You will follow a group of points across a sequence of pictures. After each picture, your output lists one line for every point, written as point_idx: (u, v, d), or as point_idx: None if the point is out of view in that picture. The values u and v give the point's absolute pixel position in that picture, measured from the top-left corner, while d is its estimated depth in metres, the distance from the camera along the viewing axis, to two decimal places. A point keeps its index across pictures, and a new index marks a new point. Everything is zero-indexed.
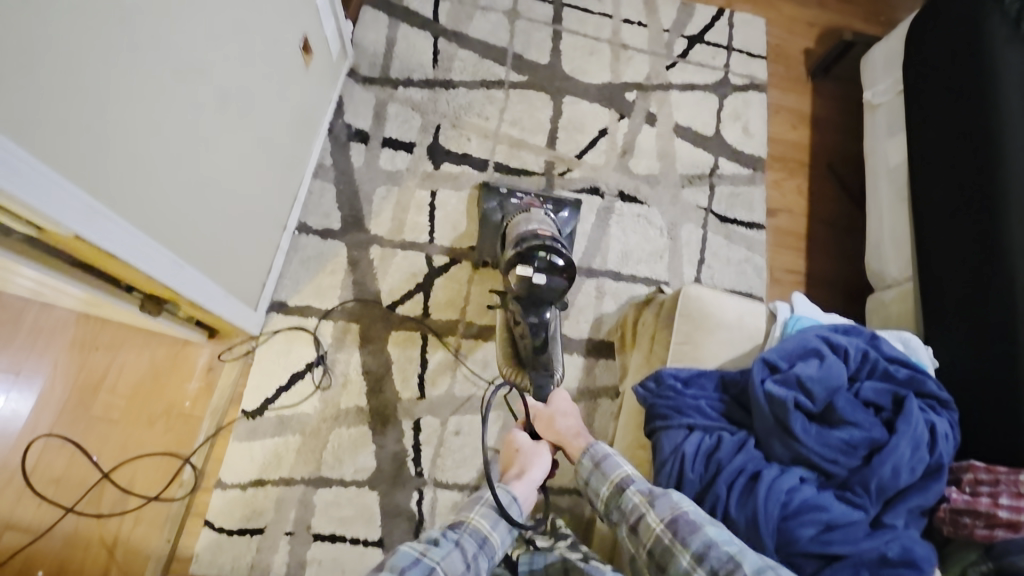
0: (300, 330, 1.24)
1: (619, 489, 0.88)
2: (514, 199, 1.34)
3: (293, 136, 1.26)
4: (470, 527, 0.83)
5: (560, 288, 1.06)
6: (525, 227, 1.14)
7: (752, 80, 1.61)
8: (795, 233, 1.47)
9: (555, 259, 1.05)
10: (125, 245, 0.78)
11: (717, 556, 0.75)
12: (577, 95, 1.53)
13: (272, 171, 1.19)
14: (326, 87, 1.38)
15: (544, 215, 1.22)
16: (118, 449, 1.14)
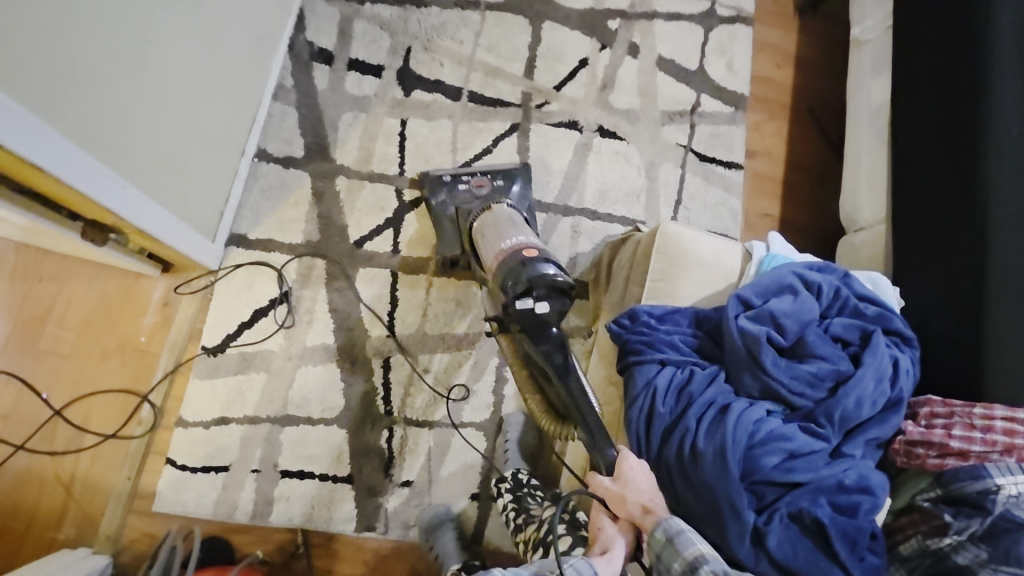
0: (262, 265, 1.18)
1: (692, 570, 0.76)
2: (462, 184, 1.22)
3: (250, 51, 1.15)
4: None
5: (564, 309, 0.96)
6: (509, 246, 1.02)
7: (739, 13, 1.54)
8: (771, 177, 1.47)
9: (554, 279, 0.94)
10: (46, 152, 0.71)
11: None
12: (558, 20, 1.44)
13: (227, 88, 1.10)
14: (285, 2, 1.26)
15: (510, 213, 1.15)
16: (69, 385, 1.08)
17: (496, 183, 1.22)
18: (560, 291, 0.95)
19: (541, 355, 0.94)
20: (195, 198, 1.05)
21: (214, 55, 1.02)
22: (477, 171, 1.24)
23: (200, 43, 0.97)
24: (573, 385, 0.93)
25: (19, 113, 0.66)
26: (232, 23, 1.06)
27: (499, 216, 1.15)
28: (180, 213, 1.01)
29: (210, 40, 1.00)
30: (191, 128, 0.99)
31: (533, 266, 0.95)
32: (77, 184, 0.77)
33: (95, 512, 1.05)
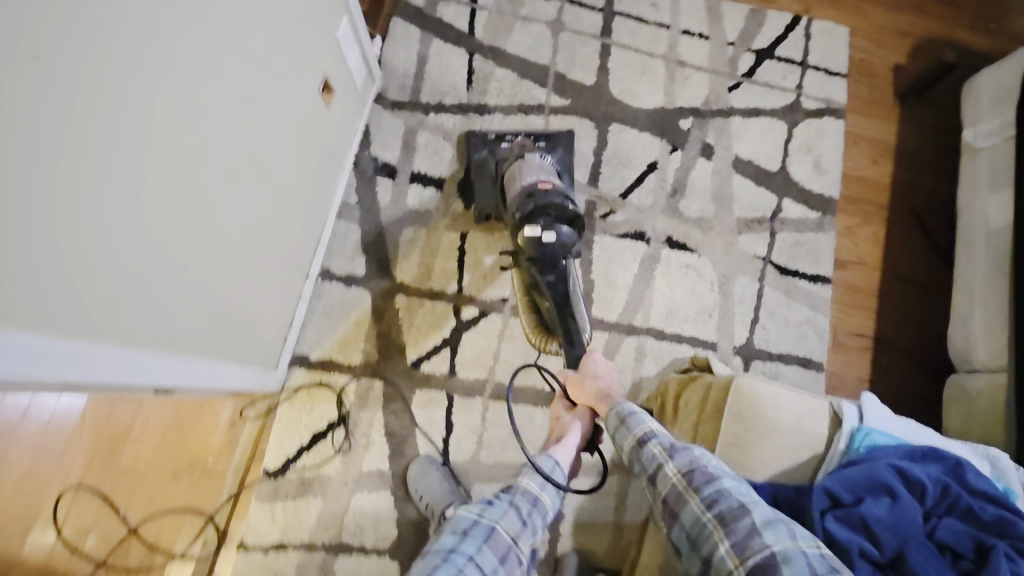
0: (322, 388, 1.20)
1: (641, 443, 0.89)
2: (504, 142, 1.32)
3: (311, 178, 1.13)
4: (521, 489, 0.95)
5: (570, 242, 1.07)
6: (528, 178, 1.14)
7: (828, 104, 1.41)
8: (864, 289, 1.33)
9: (561, 210, 1.07)
10: (120, 369, 0.72)
11: (728, 504, 0.77)
12: (626, 122, 1.38)
13: (288, 214, 1.08)
14: (349, 123, 1.24)
15: (541, 159, 1.20)
16: (144, 503, 1.13)
17: (537, 145, 1.30)
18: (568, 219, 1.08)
19: (541, 279, 1.09)
20: (254, 330, 1.04)
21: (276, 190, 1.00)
22: (520, 134, 1.33)
23: (262, 189, 0.94)
24: (564, 307, 1.09)
25: (97, 351, 0.67)
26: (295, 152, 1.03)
27: (532, 163, 1.19)
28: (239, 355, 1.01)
29: (272, 180, 0.97)
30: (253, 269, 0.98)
31: (545, 196, 1.08)
32: (149, 382, 0.78)
33: None
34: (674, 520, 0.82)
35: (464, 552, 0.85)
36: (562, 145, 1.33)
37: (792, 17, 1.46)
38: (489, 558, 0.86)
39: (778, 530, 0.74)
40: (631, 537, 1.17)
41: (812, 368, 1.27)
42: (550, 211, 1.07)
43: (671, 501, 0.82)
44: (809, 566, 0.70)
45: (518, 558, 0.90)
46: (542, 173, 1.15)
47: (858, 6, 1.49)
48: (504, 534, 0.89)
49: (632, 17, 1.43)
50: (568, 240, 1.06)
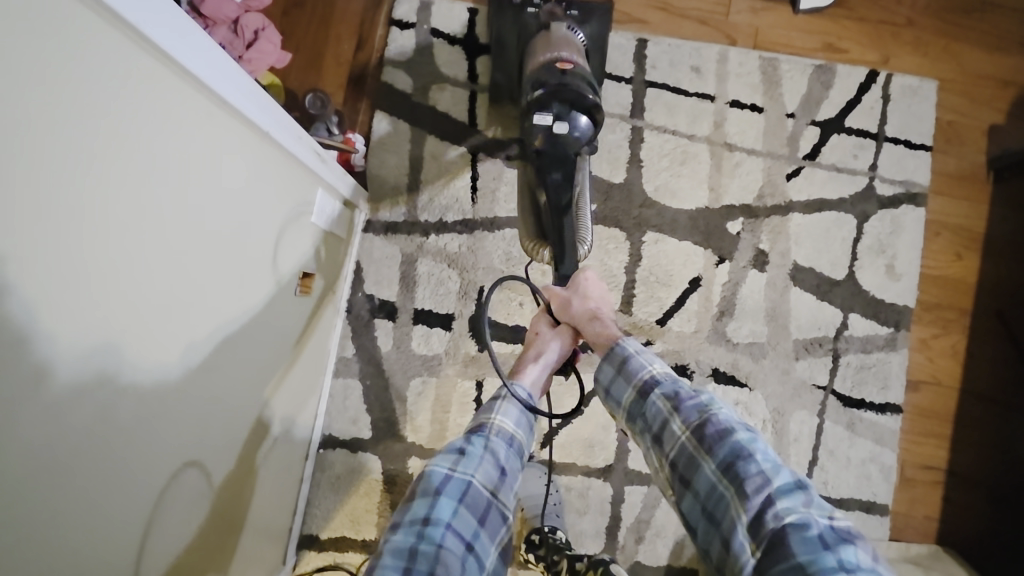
0: (337, 570, 1.10)
1: (644, 394, 0.77)
2: (530, 8, 1.00)
3: (284, 349, 0.90)
4: (495, 428, 0.79)
5: (584, 138, 0.91)
6: (549, 53, 0.91)
7: (906, 189, 1.17)
8: (938, 415, 1.16)
9: (581, 98, 0.88)
10: None
11: (746, 467, 0.65)
12: (662, 228, 1.16)
13: (254, 437, 0.85)
14: (326, 255, 1.02)
15: (567, 29, 0.96)
16: None
17: (569, 14, 1.02)
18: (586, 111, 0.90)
19: (546, 175, 0.91)
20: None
21: (215, 440, 0.72)
22: None
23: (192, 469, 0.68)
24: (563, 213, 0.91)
25: None
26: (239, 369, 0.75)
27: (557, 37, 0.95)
28: None
29: (215, 447, 0.73)
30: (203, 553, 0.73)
31: (570, 78, 0.87)
32: None
33: None
34: (685, 486, 0.70)
35: (439, 520, 0.68)
36: (597, 19, 1.04)
37: (867, 73, 1.18)
38: (468, 522, 0.70)
39: (795, 499, 0.63)
40: None
41: (876, 513, 1.14)
42: (566, 96, 0.88)
43: (680, 462, 0.71)
44: (829, 544, 0.59)
45: (502, 512, 0.74)
46: (567, 50, 0.91)
47: (949, 48, 1.20)
48: (483, 489, 0.73)
49: (669, 90, 1.17)
50: (582, 136, 0.90)
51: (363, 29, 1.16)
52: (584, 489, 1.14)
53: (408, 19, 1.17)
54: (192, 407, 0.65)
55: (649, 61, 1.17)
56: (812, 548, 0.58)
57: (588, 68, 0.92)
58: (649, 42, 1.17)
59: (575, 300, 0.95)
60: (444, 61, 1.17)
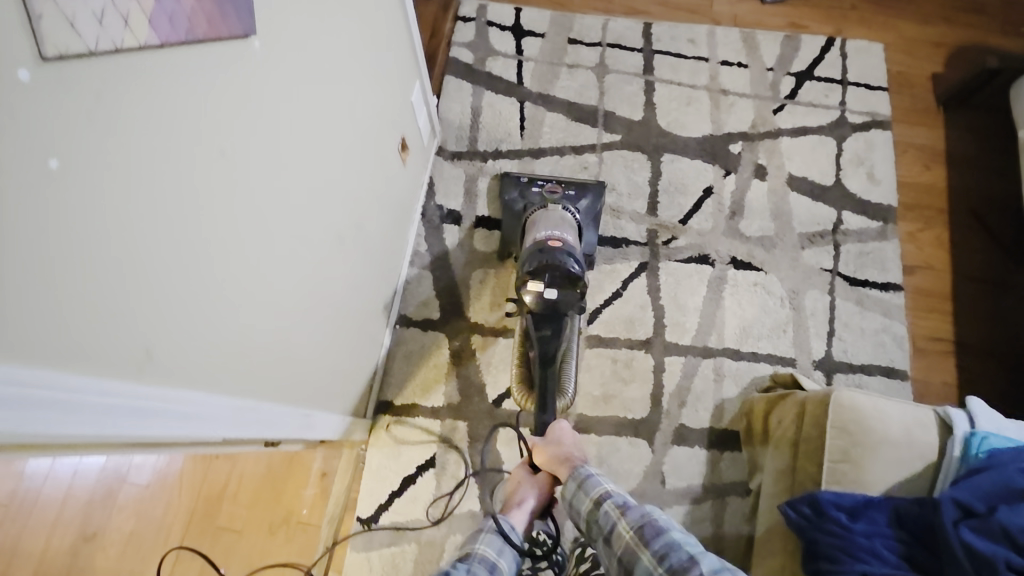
0: (408, 431, 1.22)
1: (598, 504, 0.91)
2: (536, 187, 1.27)
3: (374, 309, 1.15)
4: (479, 556, 0.86)
5: (575, 302, 1.01)
6: (541, 232, 1.11)
7: (873, 117, 1.45)
8: (937, 293, 1.31)
9: (568, 270, 1.00)
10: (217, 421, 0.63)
11: (677, 557, 0.79)
12: (676, 151, 1.43)
13: (365, 247, 1.03)
14: (403, 206, 1.27)
15: (563, 214, 1.18)
16: (246, 558, 1.15)
17: (568, 194, 1.27)
18: (571, 281, 1.01)
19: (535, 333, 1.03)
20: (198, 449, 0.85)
21: (338, 243, 0.89)
22: (552, 179, 1.30)
23: (301, 359, 0.82)
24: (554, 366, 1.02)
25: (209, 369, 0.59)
26: (343, 308, 0.96)
27: (554, 216, 1.18)
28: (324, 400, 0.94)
29: (348, 215, 0.92)
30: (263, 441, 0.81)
31: (553, 253, 1.02)
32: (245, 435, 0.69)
33: None
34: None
35: None
36: (593, 192, 1.27)
37: (826, 39, 1.52)
38: None
39: None
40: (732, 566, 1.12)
41: (896, 378, 1.24)
42: (556, 269, 1.01)
43: (625, 557, 0.84)
44: None
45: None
46: (559, 230, 1.11)
47: (888, 22, 1.55)
48: None
49: (671, 54, 1.50)
50: (572, 301, 0.99)
51: (435, 23, 1.53)
52: (628, 359, 1.27)
53: (469, 15, 1.56)
54: (327, 285, 0.87)
55: (654, 36, 1.52)
56: None
57: (574, 247, 1.07)
58: (653, 24, 1.54)
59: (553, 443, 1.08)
60: (496, 42, 1.53)
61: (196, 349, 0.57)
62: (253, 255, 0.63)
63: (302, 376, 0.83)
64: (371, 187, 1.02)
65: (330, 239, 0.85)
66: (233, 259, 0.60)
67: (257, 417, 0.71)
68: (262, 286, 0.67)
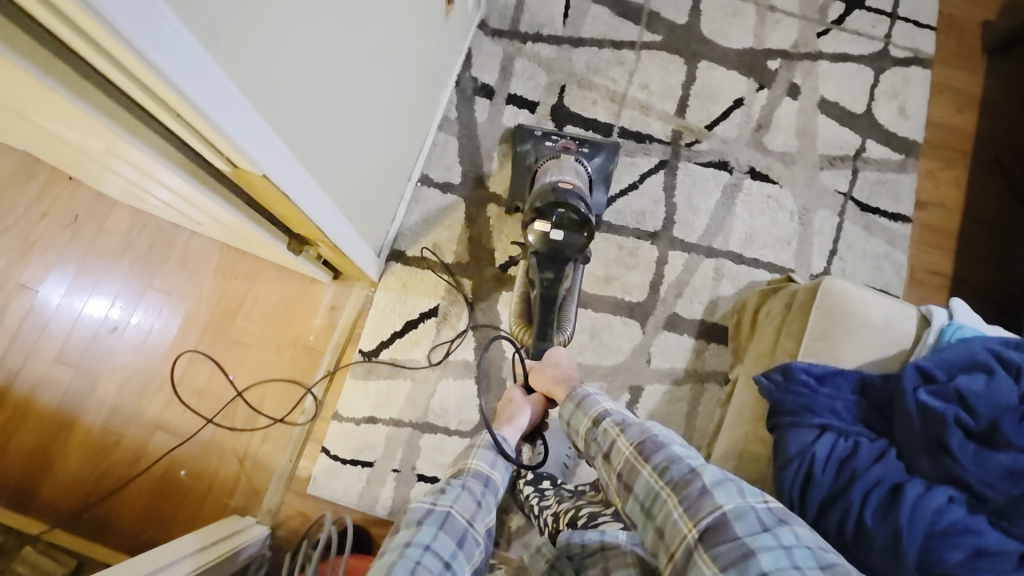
0: (417, 281, 1.27)
1: (596, 421, 0.88)
2: (550, 142, 1.31)
3: (399, 155, 1.21)
4: (470, 470, 0.90)
5: (580, 245, 1.05)
6: (548, 178, 1.14)
7: (915, 54, 1.44)
8: (944, 230, 1.34)
9: (575, 213, 1.04)
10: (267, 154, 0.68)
11: (679, 469, 0.73)
12: (714, 60, 1.44)
13: (399, 79, 1.07)
14: (439, 65, 1.29)
15: (575, 164, 1.21)
16: (251, 370, 1.23)
17: (581, 149, 1.30)
18: (579, 224, 1.05)
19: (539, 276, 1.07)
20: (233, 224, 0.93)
21: (383, 54, 0.93)
22: (568, 136, 1.33)
23: (337, 151, 0.87)
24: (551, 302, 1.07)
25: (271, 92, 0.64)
26: (375, 134, 1.03)
27: (566, 166, 1.20)
28: (347, 209, 1.00)
29: (394, 30, 0.95)
30: (296, 224, 0.89)
31: (561, 194, 1.06)
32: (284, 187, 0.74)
33: (261, 486, 1.18)
34: (628, 491, 0.78)
35: (421, 543, 0.77)
36: (605, 153, 1.31)
37: None
38: (447, 545, 0.79)
39: (727, 489, 0.70)
40: (701, 443, 1.20)
41: None
42: (563, 211, 1.05)
43: (624, 473, 0.79)
44: (762, 527, 0.66)
45: (477, 540, 0.83)
46: (570, 175, 1.14)
47: None
48: (460, 518, 0.82)
49: None
50: (575, 244, 1.03)
51: None
52: (634, 249, 1.31)
53: None
54: (367, 91, 0.91)
55: None
56: (750, 532, 0.65)
57: (583, 193, 1.11)
58: None
59: (548, 367, 1.09)
60: None
61: (262, 71, 0.61)
62: (321, 11, 0.68)
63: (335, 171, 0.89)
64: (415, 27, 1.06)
65: (378, 52, 0.90)
66: (309, 11, 0.65)
67: (304, 186, 0.79)
68: (321, 46, 0.71)
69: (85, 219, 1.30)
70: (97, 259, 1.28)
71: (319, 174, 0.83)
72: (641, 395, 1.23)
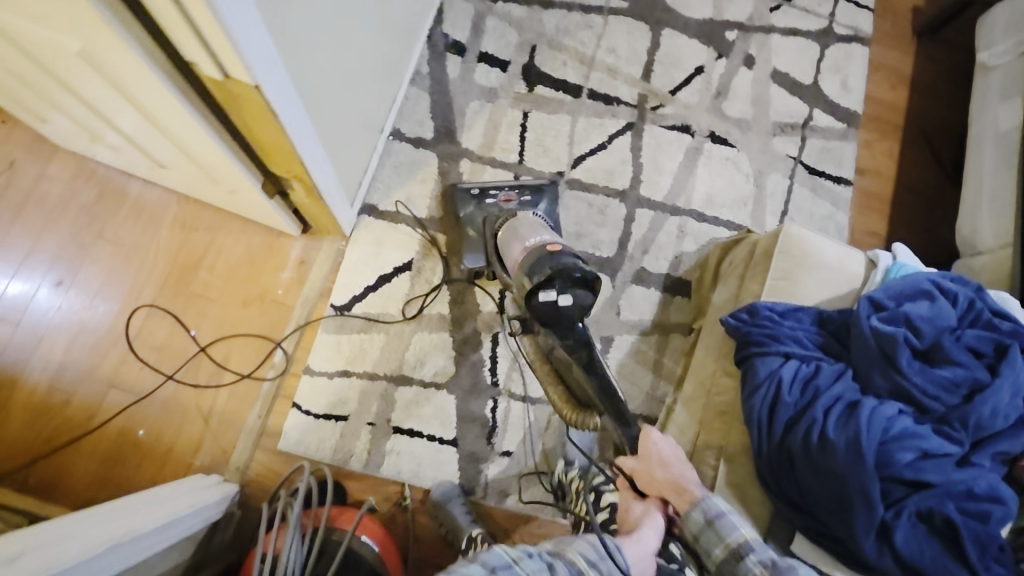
0: (390, 234, 1.26)
1: (739, 555, 0.84)
2: (490, 199, 1.26)
3: (372, 106, 1.18)
4: (568, 556, 0.76)
5: (586, 303, 1.00)
6: (524, 242, 1.07)
7: (855, 32, 1.55)
8: (879, 195, 1.47)
9: (575, 273, 0.98)
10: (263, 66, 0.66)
11: None
12: (676, 28, 1.49)
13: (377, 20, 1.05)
14: (412, 16, 1.27)
15: (535, 215, 1.15)
16: (215, 326, 1.18)
17: (523, 199, 1.27)
18: (580, 282, 0.99)
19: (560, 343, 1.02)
20: (208, 158, 0.88)
21: None
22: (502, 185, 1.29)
23: (322, 79, 0.85)
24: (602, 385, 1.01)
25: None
26: (353, 75, 1.00)
27: (528, 224, 1.13)
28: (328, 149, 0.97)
29: None
30: (278, 157, 0.86)
31: (555, 259, 0.99)
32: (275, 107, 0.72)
33: (228, 444, 1.13)
34: None
35: None
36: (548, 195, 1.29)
37: None
38: None
39: None
40: (667, 390, 1.26)
41: None
42: (561, 276, 0.98)
43: None
44: None
45: None
46: (544, 234, 1.08)
47: None
48: None
49: None
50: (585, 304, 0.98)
51: None
52: (604, 207, 1.35)
53: None
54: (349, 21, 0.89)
55: None
56: None
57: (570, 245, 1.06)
58: None
59: (656, 466, 0.96)
60: None
61: None
62: None
63: (320, 102, 0.87)
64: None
65: None
66: None
67: (296, 115, 0.78)
68: None
69: (23, 164, 1.19)
70: (37, 209, 1.18)
71: (307, 107, 0.82)
72: (611, 347, 1.28)
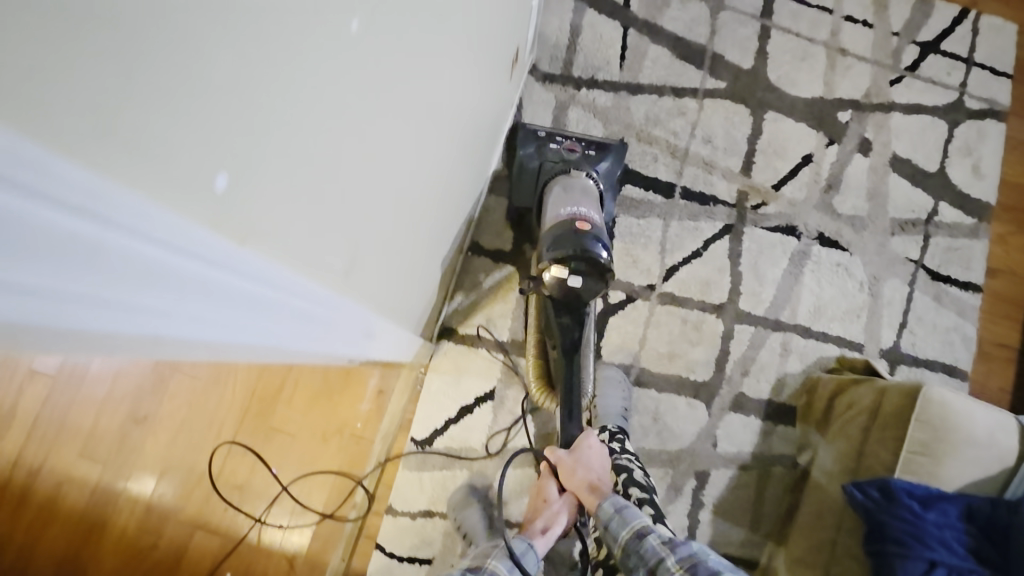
0: (469, 362, 1.19)
1: (641, 535, 0.83)
2: (553, 143, 1.12)
3: (450, 232, 1.06)
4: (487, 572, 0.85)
5: (595, 288, 0.93)
6: (565, 206, 0.98)
7: (991, 105, 1.36)
8: (1013, 300, 1.30)
9: (596, 258, 0.90)
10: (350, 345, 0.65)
11: None
12: (782, 110, 1.33)
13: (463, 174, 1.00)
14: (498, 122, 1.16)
15: (586, 178, 1.07)
16: (296, 463, 1.15)
17: (588, 152, 1.12)
18: (598, 272, 0.92)
19: (556, 320, 0.99)
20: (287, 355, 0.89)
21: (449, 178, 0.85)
22: (571, 134, 1.15)
23: (406, 289, 0.82)
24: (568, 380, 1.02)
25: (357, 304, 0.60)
26: (437, 239, 0.95)
27: (577, 184, 1.06)
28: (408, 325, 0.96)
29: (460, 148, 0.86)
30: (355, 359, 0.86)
31: (582, 237, 0.91)
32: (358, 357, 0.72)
33: None
34: None
35: None
36: (616, 153, 1.14)
37: (960, 10, 1.37)
38: None
39: None
40: (769, 531, 1.17)
41: (956, 376, 1.26)
42: (584, 260, 0.90)
43: None
44: None
45: None
46: (586, 206, 0.99)
47: None
48: None
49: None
50: (595, 290, 0.92)
51: None
52: (700, 323, 1.24)
53: None
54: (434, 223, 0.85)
55: None
56: None
57: (604, 227, 0.97)
58: None
59: (580, 467, 0.99)
60: None
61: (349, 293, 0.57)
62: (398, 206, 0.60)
63: (403, 306, 0.85)
64: (478, 85, 0.85)
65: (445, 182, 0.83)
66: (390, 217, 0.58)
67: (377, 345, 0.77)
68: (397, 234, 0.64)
69: None
70: None
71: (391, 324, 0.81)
72: (707, 482, 1.19)
